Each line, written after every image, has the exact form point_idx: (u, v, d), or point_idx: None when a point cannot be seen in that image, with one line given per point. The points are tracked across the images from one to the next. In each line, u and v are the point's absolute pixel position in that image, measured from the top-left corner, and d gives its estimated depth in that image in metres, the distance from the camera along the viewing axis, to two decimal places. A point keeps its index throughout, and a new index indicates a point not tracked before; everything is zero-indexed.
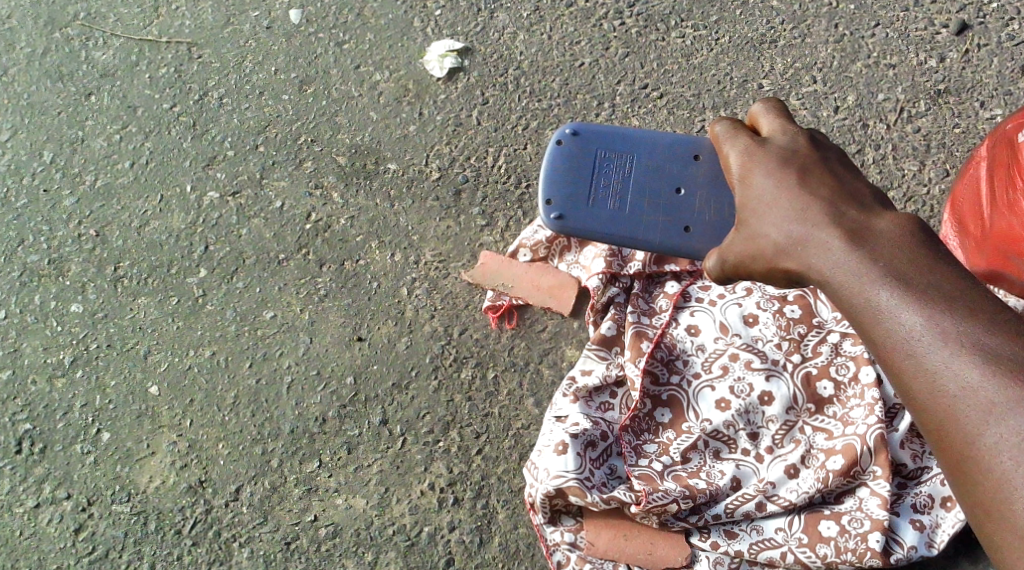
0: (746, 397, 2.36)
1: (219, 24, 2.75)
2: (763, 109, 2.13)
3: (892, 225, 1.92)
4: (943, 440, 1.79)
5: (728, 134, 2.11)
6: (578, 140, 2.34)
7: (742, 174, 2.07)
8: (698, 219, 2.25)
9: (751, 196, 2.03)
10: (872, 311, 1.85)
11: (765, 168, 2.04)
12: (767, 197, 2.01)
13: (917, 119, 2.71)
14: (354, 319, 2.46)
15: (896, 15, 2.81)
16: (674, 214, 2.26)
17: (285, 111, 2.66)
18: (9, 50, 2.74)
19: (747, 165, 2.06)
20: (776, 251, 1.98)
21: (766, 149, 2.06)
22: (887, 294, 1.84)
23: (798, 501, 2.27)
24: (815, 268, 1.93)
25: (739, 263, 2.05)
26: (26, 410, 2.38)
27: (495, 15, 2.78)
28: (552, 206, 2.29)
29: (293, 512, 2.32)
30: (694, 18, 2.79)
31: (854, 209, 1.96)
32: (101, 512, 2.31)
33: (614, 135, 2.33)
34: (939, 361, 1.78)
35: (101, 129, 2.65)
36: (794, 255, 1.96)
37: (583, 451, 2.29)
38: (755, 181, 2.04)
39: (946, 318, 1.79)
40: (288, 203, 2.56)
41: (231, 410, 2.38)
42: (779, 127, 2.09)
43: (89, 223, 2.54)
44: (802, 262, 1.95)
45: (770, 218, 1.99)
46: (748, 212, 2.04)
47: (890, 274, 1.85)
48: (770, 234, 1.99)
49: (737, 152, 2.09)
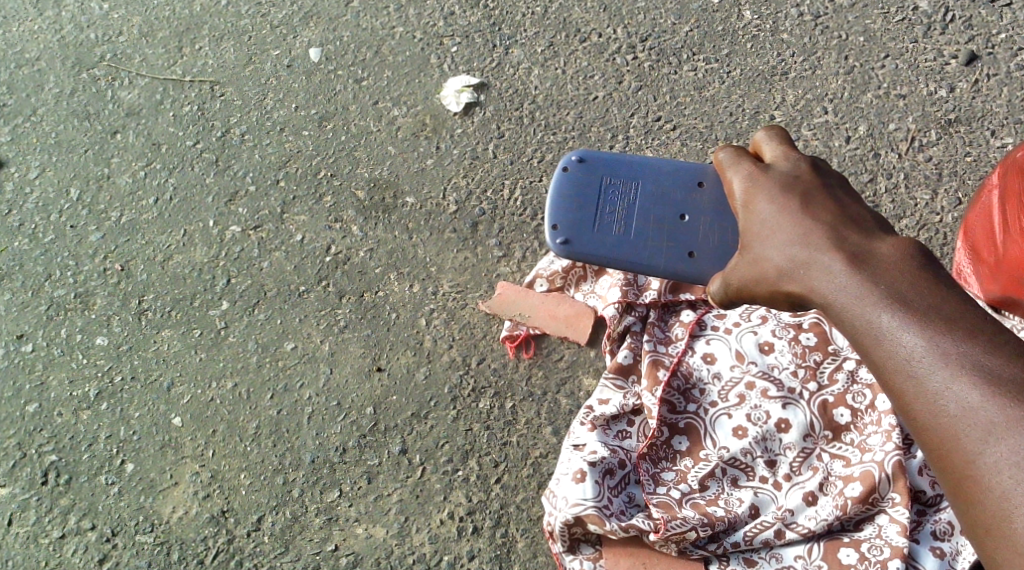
0: (763, 424, 2.38)
1: (241, 63, 2.82)
2: (766, 136, 2.18)
3: (893, 249, 1.95)
4: (944, 459, 1.80)
5: (732, 161, 2.17)
6: (584, 166, 2.38)
7: (745, 200, 2.11)
8: (702, 246, 2.29)
9: (754, 221, 2.08)
10: (873, 333, 1.88)
11: (767, 194, 2.08)
12: (769, 222, 2.05)
13: (928, 148, 2.74)
14: (373, 350, 2.50)
15: (905, 47, 2.85)
16: (678, 239, 2.30)
17: (306, 147, 2.71)
18: (38, 91, 2.80)
19: (750, 191, 2.11)
20: (778, 274, 2.02)
21: (769, 175, 2.11)
22: (888, 316, 1.87)
23: (816, 528, 2.28)
24: (818, 290, 1.96)
25: (742, 287, 2.10)
26: (52, 442, 2.42)
27: (510, 51, 2.83)
28: (558, 231, 2.32)
29: (314, 542, 2.34)
30: (706, 51, 2.84)
31: (856, 233, 1.99)
32: (125, 543, 2.34)
33: (620, 162, 2.37)
34: (940, 382, 1.80)
35: (127, 167, 2.70)
36: (797, 278, 1.99)
37: (601, 479, 2.31)
38: (758, 206, 2.08)
39: (947, 339, 1.82)
40: (309, 236, 2.61)
41: (253, 440, 2.42)
42: (781, 153, 2.14)
43: (114, 258, 2.60)
44: (805, 285, 1.98)
45: (772, 242, 2.03)
46: (751, 236, 2.08)
47: (891, 296, 1.88)
48: (772, 257, 2.02)
49: (740, 179, 2.14)
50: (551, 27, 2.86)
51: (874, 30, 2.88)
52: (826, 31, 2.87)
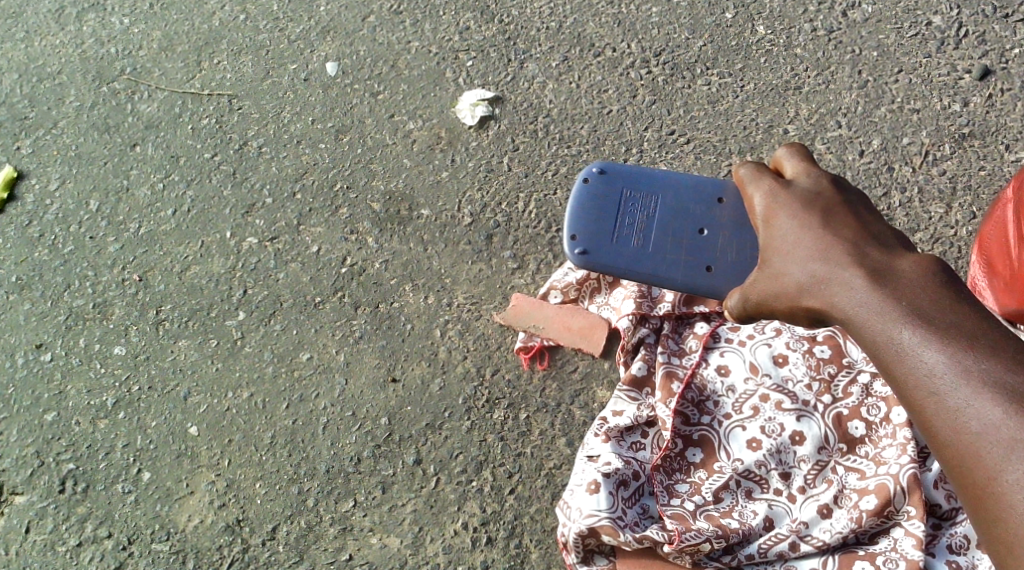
0: (777, 437, 2.38)
1: (259, 77, 2.85)
2: (787, 153, 2.19)
3: (915, 266, 1.96)
4: (965, 477, 1.81)
5: (752, 177, 2.17)
6: (604, 178, 2.39)
7: (766, 216, 2.12)
8: (720, 262, 2.30)
9: (775, 236, 2.08)
10: (895, 349, 1.89)
11: (789, 210, 2.09)
12: (790, 237, 2.06)
13: (942, 162, 2.74)
14: (388, 360, 2.51)
15: (919, 62, 2.86)
16: (696, 254, 2.32)
17: (322, 159, 2.74)
18: (59, 104, 2.84)
19: (771, 207, 2.12)
20: (798, 290, 2.02)
21: (791, 192, 2.11)
22: (909, 333, 1.88)
23: (831, 541, 2.28)
24: (838, 307, 1.97)
25: (761, 302, 2.08)
26: (70, 451, 2.44)
27: (525, 65, 2.86)
28: (578, 241, 2.34)
29: (328, 551, 2.35)
30: (719, 66, 2.86)
31: (877, 250, 2.00)
32: (141, 551, 2.35)
33: (640, 175, 2.39)
34: (961, 399, 1.82)
35: (145, 178, 2.73)
36: (817, 294, 2.00)
37: (615, 490, 2.32)
38: (779, 222, 2.09)
39: (969, 357, 1.83)
40: (324, 247, 2.63)
41: (268, 450, 2.43)
42: (802, 170, 2.15)
43: (132, 268, 2.62)
44: (825, 301, 1.99)
45: (792, 258, 2.04)
46: (771, 251, 2.08)
47: (912, 313, 1.89)
48: (792, 273, 2.03)
49: (761, 194, 2.14)
50: (565, 42, 2.89)
51: (887, 45, 2.89)
52: (839, 46, 2.89)
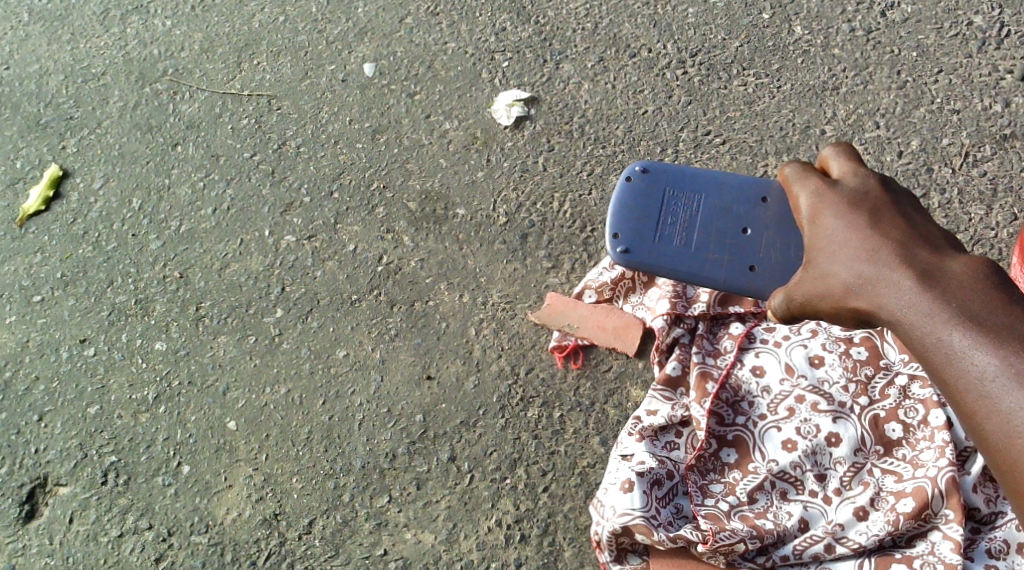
0: (813, 438, 2.37)
1: (298, 77, 2.89)
2: (833, 152, 2.21)
3: (965, 267, 1.98)
4: (1017, 481, 1.85)
5: (798, 177, 2.20)
6: (648, 178, 2.42)
7: (811, 215, 2.14)
8: (763, 262, 2.30)
9: (821, 235, 2.11)
10: (945, 352, 1.92)
11: (835, 210, 2.11)
12: (836, 237, 2.08)
13: (983, 163, 2.72)
14: (424, 358, 2.53)
15: (959, 62, 2.84)
16: (739, 253, 2.32)
17: (359, 159, 2.77)
18: (103, 105, 2.89)
19: (817, 206, 2.14)
20: (844, 290, 2.04)
21: (837, 192, 2.14)
22: (959, 336, 1.91)
23: (867, 543, 2.26)
24: (886, 307, 1.99)
25: (806, 302, 2.09)
26: (112, 443, 2.49)
27: (561, 66, 2.87)
28: (619, 240, 2.36)
29: (363, 546, 2.37)
30: (756, 66, 2.85)
31: (926, 251, 2.02)
32: (180, 543, 2.39)
33: (684, 175, 2.41)
34: (1013, 403, 1.85)
35: (187, 177, 2.78)
36: (864, 294, 2.02)
37: (649, 489, 2.32)
38: (825, 221, 2.11)
39: (1021, 361, 1.86)
40: (361, 246, 2.66)
41: (305, 445, 2.46)
42: (849, 169, 2.17)
43: (173, 265, 2.67)
44: (872, 301, 2.01)
45: (838, 258, 2.06)
46: (817, 251, 2.10)
47: (962, 315, 1.92)
48: (839, 273, 2.05)
49: (807, 194, 2.17)
50: (600, 43, 2.90)
51: (926, 45, 2.87)
52: (878, 46, 2.88)
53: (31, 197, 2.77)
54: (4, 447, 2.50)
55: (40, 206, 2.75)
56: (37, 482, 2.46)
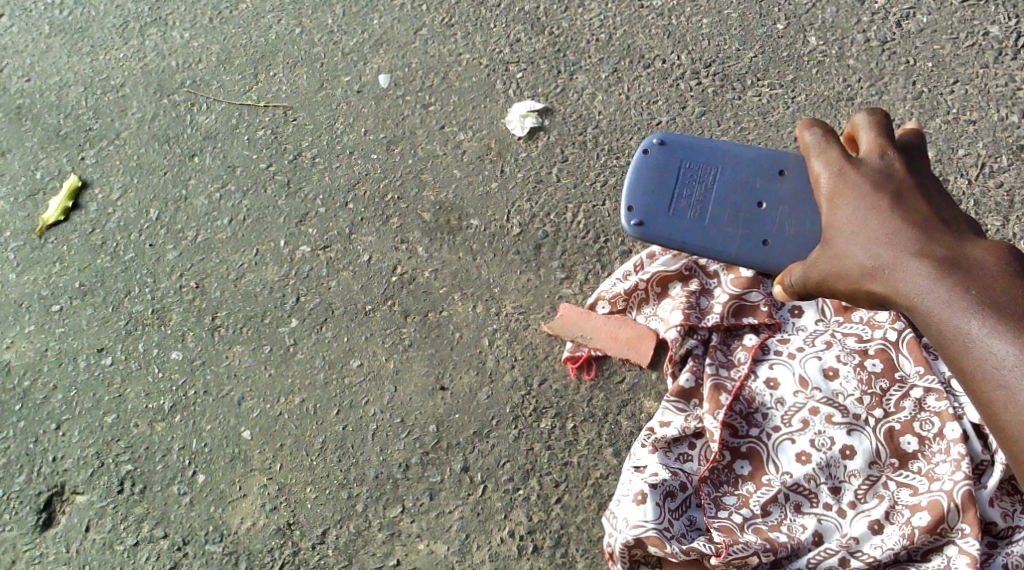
0: (827, 450, 2.37)
1: (314, 89, 2.91)
2: (862, 123, 2.25)
3: (985, 253, 2.06)
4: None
5: (821, 151, 2.25)
6: (665, 149, 2.47)
7: (831, 193, 2.20)
8: (776, 239, 2.38)
9: (840, 215, 2.17)
10: (964, 339, 2.01)
11: (856, 189, 2.17)
12: (856, 218, 2.14)
13: (999, 174, 2.71)
14: (437, 369, 2.54)
15: (975, 72, 2.83)
16: (754, 230, 2.39)
17: (374, 169, 2.78)
18: (122, 116, 2.92)
19: (838, 185, 2.20)
20: (862, 272, 2.11)
21: (858, 170, 2.19)
22: (979, 325, 1.99)
23: (882, 557, 2.26)
24: (903, 291, 2.07)
25: (822, 281, 2.16)
26: (128, 452, 2.50)
27: (575, 77, 2.88)
28: (635, 213, 2.42)
29: (376, 556, 2.38)
30: (770, 77, 2.85)
31: (945, 236, 2.09)
32: (195, 552, 2.41)
33: (700, 147, 2.46)
34: None
35: (203, 188, 2.80)
36: (882, 277, 2.09)
37: (662, 501, 2.33)
38: (844, 201, 2.17)
39: None
40: (375, 257, 2.68)
41: (319, 455, 2.47)
42: (874, 146, 2.22)
43: (190, 275, 2.69)
44: (890, 285, 2.08)
45: (857, 239, 2.13)
46: (835, 230, 2.17)
47: (981, 304, 2.00)
48: (857, 255, 2.12)
49: (828, 171, 2.22)
50: (614, 53, 2.90)
51: (942, 55, 2.86)
52: (893, 56, 2.87)
53: (49, 208, 2.79)
54: (22, 455, 2.52)
55: (60, 216, 2.78)
56: (54, 490, 2.48)
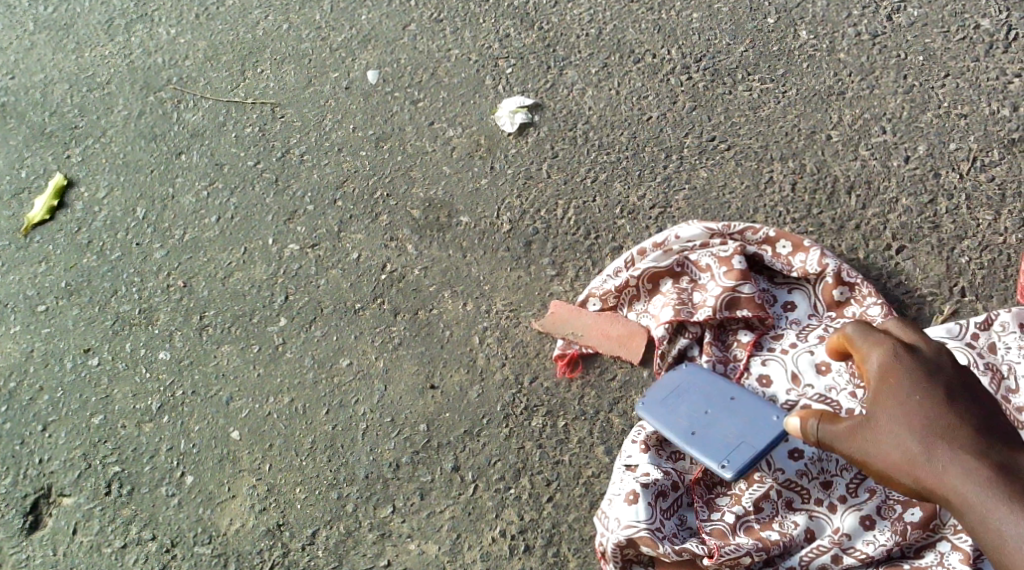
0: (819, 447, 2.36)
1: (302, 85, 2.89)
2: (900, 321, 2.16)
3: None
4: None
5: (867, 337, 2.12)
6: (691, 368, 2.44)
7: (881, 378, 2.06)
8: (721, 412, 2.36)
9: (893, 397, 2.03)
10: (975, 490, 1.94)
11: (912, 380, 2.04)
12: (908, 402, 2.02)
13: (991, 168, 2.69)
14: (427, 367, 2.52)
15: (965, 66, 2.82)
16: (696, 423, 2.36)
17: (363, 166, 2.76)
18: (108, 114, 2.90)
19: (890, 372, 2.06)
20: (892, 431, 2.01)
21: (915, 358, 2.07)
22: (985, 491, 1.93)
23: (875, 554, 2.25)
24: (928, 455, 1.98)
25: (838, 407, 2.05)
26: (116, 453, 2.48)
27: (564, 72, 2.86)
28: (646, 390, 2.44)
29: (367, 557, 2.35)
30: (761, 71, 2.84)
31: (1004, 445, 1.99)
32: (183, 554, 2.37)
33: (717, 391, 2.40)
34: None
35: (191, 186, 2.77)
36: (914, 472, 1.98)
37: (654, 501, 2.31)
38: (899, 382, 2.04)
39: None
40: (364, 254, 2.65)
41: (308, 455, 2.45)
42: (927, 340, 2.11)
43: (177, 274, 2.66)
44: (915, 443, 1.99)
45: (901, 419, 2.01)
46: (881, 391, 2.04)
47: (1013, 486, 1.93)
48: (901, 441, 2.00)
49: (881, 356, 2.08)
50: (604, 49, 2.89)
51: (933, 49, 2.85)
52: (883, 50, 2.86)
53: (35, 207, 2.77)
54: (8, 458, 2.49)
55: (45, 215, 2.75)
56: (41, 492, 2.45)
